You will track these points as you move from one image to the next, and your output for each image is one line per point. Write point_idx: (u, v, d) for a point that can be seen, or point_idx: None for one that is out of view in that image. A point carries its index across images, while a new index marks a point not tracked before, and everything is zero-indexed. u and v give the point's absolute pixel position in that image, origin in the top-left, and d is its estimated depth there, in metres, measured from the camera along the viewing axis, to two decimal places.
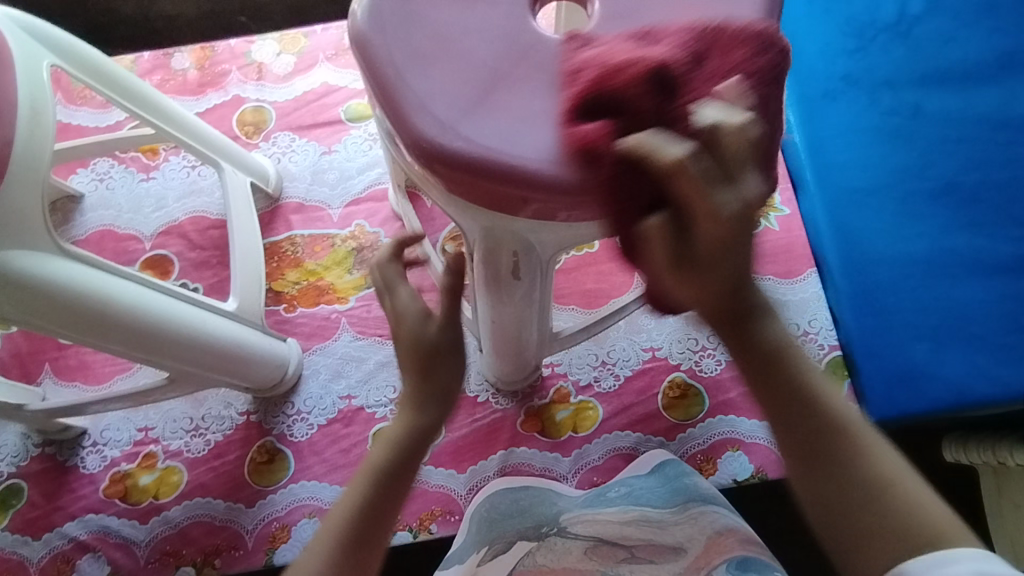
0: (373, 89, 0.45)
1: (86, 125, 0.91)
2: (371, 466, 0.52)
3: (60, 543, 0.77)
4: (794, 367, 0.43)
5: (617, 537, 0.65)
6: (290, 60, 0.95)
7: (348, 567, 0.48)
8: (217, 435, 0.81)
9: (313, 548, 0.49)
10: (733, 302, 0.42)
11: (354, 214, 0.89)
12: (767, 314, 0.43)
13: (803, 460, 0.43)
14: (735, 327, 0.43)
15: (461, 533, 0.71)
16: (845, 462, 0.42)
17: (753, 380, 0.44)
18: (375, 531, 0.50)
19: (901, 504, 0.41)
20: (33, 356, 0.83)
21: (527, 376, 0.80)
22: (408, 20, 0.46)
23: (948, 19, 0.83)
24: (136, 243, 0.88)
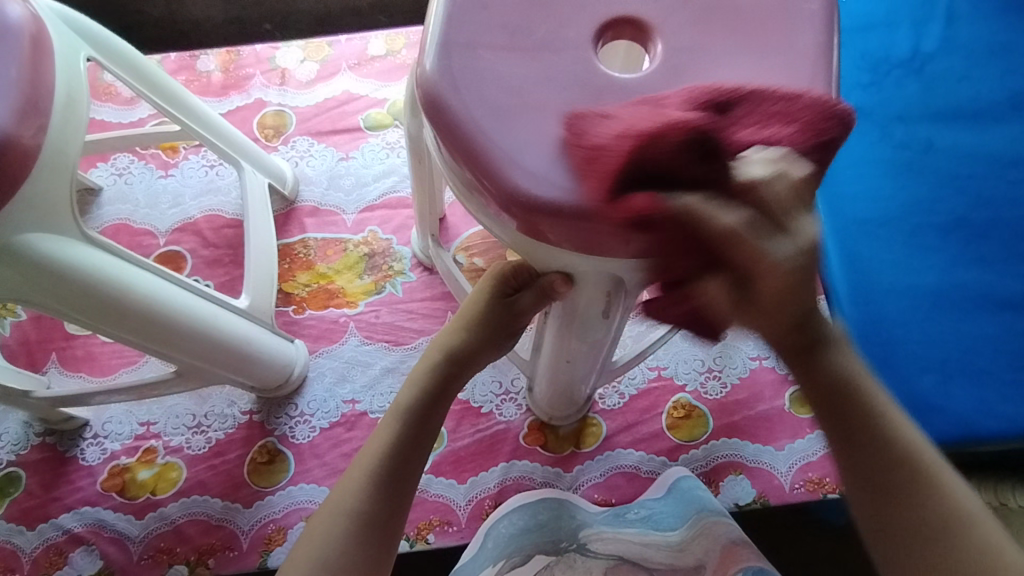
0: (447, 140, 0.42)
1: (110, 120, 0.93)
2: (398, 407, 0.56)
3: (54, 534, 0.76)
4: (861, 398, 0.45)
5: (635, 557, 0.74)
6: (314, 67, 0.97)
7: (382, 494, 0.51)
8: (218, 433, 0.81)
9: (343, 488, 0.51)
10: (800, 335, 0.43)
11: (367, 221, 0.90)
12: (835, 345, 0.45)
13: (871, 496, 0.45)
14: (809, 359, 0.45)
15: (472, 546, 0.74)
16: (913, 495, 0.44)
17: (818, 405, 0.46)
18: (405, 470, 0.53)
19: (971, 549, 0.42)
20: (41, 344, 0.83)
21: (579, 409, 0.80)
22: (474, 61, 0.44)
23: (960, 58, 0.85)
24: (151, 238, 0.88)
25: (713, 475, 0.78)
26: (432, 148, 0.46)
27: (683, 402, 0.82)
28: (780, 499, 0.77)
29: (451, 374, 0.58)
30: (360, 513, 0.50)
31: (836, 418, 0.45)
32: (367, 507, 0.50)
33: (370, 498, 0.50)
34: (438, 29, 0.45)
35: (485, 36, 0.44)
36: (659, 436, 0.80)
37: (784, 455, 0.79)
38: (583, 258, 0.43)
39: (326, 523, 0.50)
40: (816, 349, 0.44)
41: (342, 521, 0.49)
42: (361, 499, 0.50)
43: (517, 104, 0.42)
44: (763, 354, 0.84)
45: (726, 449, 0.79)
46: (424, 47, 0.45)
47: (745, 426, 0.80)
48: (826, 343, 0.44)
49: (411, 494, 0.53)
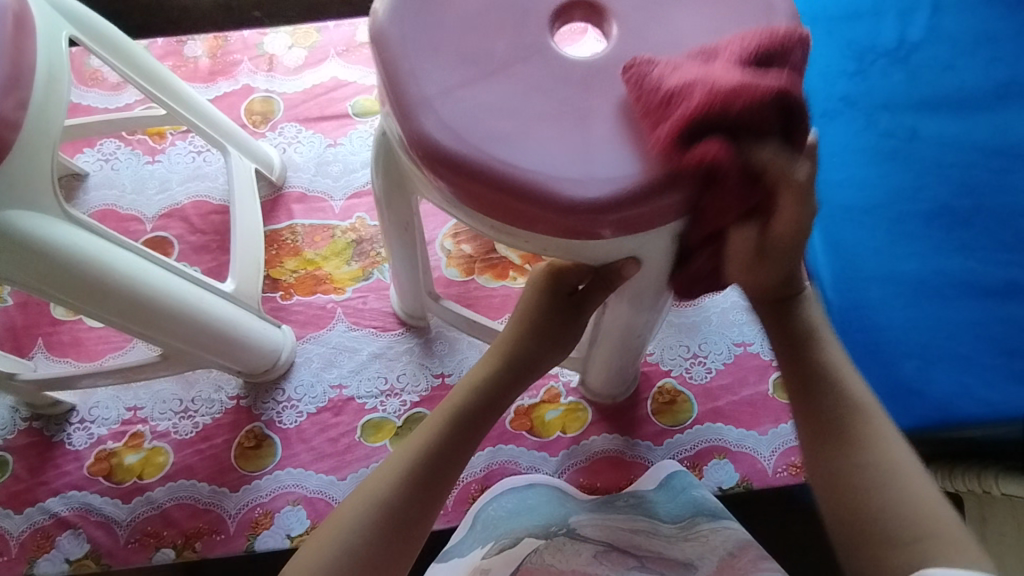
0: (466, 177, 0.45)
1: (96, 106, 0.92)
2: (444, 408, 0.56)
3: (41, 518, 0.76)
4: (817, 351, 0.55)
5: (628, 546, 0.68)
6: (302, 54, 0.97)
7: (416, 487, 0.51)
8: (205, 418, 0.81)
9: (379, 473, 0.52)
10: (777, 289, 0.54)
11: (355, 207, 0.90)
12: (805, 300, 0.56)
13: (821, 442, 0.52)
14: (776, 312, 0.56)
15: (462, 528, 0.69)
16: (856, 442, 0.51)
17: (783, 350, 0.56)
18: (443, 469, 0.53)
19: (901, 493, 0.47)
20: (27, 330, 0.83)
21: (626, 389, 0.81)
22: (451, 99, 0.46)
23: (946, 48, 0.85)
24: (138, 223, 0.88)
25: (696, 459, 0.79)
26: (437, 194, 0.49)
27: (669, 388, 0.82)
28: (763, 483, 0.78)
29: (503, 387, 0.57)
30: (385, 507, 0.50)
31: (799, 366, 0.55)
32: (395, 501, 0.51)
33: (403, 492, 0.51)
34: (408, 78, 0.46)
35: (457, 69, 0.47)
36: (644, 421, 0.81)
37: (767, 440, 0.79)
38: (636, 236, 0.47)
39: (350, 513, 0.50)
40: (785, 306, 0.56)
41: (367, 515, 0.50)
42: (390, 492, 0.51)
43: (506, 125, 0.45)
44: (747, 340, 0.84)
45: (710, 433, 0.80)
46: (398, 103, 0.46)
47: (729, 411, 0.81)
48: (798, 301, 0.56)
49: (441, 497, 0.52)
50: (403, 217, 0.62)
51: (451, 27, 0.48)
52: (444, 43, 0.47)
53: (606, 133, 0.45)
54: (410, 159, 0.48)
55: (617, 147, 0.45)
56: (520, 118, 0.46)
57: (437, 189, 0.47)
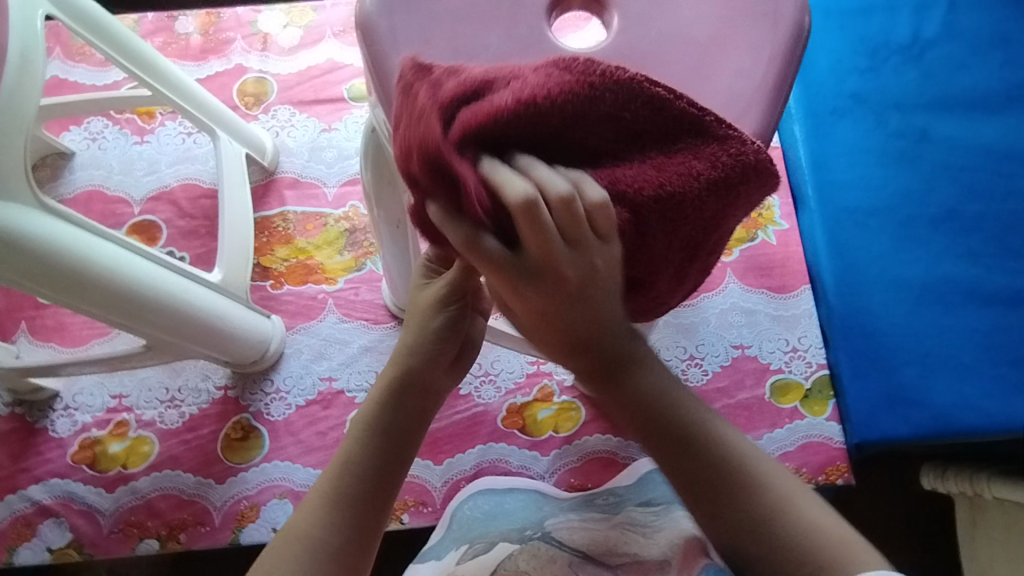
0: None
1: (83, 82, 0.89)
2: (362, 426, 0.49)
3: (22, 506, 0.75)
4: (682, 410, 0.45)
5: (604, 548, 0.60)
6: (297, 33, 0.94)
7: (343, 517, 0.45)
8: (191, 408, 0.79)
9: (299, 510, 0.46)
10: (582, 350, 0.43)
11: (349, 195, 0.87)
12: (643, 362, 0.45)
13: (701, 505, 0.44)
14: (603, 378, 0.45)
15: (439, 534, 0.67)
16: (734, 493, 0.43)
17: (634, 421, 0.45)
18: (371, 492, 0.46)
19: (793, 526, 0.42)
20: (9, 313, 0.81)
21: None
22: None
23: (961, 46, 0.83)
24: (125, 206, 0.86)
25: None
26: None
27: None
28: None
29: (417, 403, 0.50)
30: (314, 542, 0.44)
31: (621, 403, 0.45)
32: (322, 533, 0.44)
33: (326, 523, 0.45)
34: (398, 74, 0.44)
35: (450, 64, 0.44)
36: None
37: (762, 444, 0.78)
38: None
39: (277, 550, 0.44)
40: (618, 368, 0.44)
41: (295, 550, 0.44)
42: (315, 524, 0.45)
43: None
44: (745, 343, 0.83)
45: None
46: (387, 102, 0.44)
47: (725, 414, 0.80)
48: (633, 362, 0.44)
49: (380, 522, 0.46)
50: (396, 214, 0.60)
51: (443, 17, 0.45)
52: (436, 34, 0.44)
53: None
54: None
55: None
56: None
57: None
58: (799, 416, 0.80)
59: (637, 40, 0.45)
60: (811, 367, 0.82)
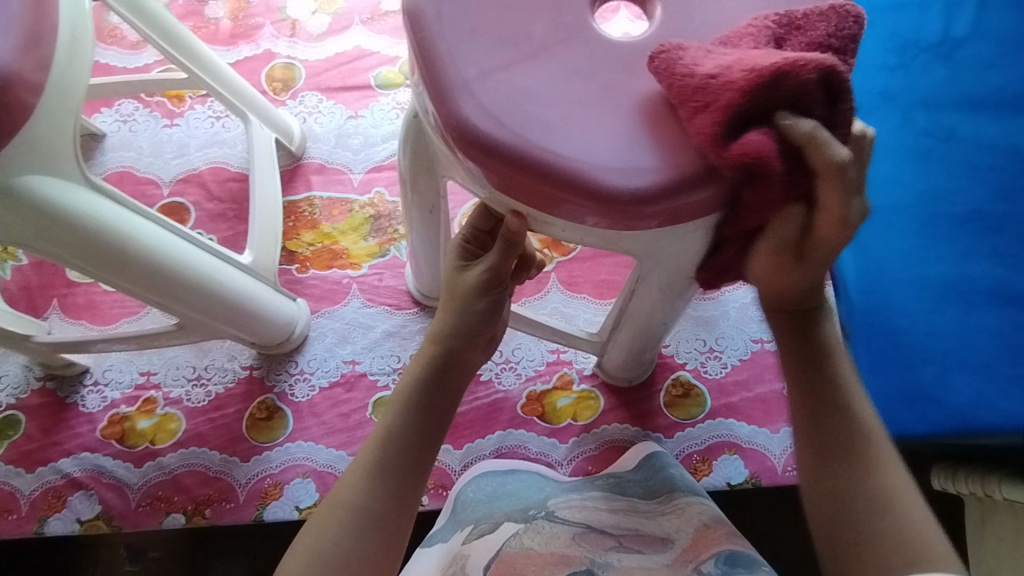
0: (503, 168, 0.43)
1: (115, 64, 0.91)
2: (402, 399, 0.51)
3: (53, 478, 0.77)
4: (835, 367, 0.54)
5: (606, 526, 0.61)
6: (325, 20, 0.95)
7: (386, 487, 0.47)
8: (218, 387, 0.81)
9: (343, 480, 0.49)
10: (803, 298, 0.53)
11: (374, 181, 0.89)
12: (826, 315, 0.56)
13: (819, 449, 0.52)
14: (797, 327, 0.55)
15: (443, 520, 0.67)
16: (854, 458, 0.50)
17: (796, 365, 0.55)
18: (411, 462, 0.49)
19: (892, 516, 0.48)
20: (41, 290, 0.83)
21: (639, 372, 0.80)
22: (493, 85, 0.44)
23: (990, 45, 0.82)
24: (154, 188, 0.87)
25: (706, 454, 0.79)
26: (470, 181, 0.47)
27: (682, 381, 0.82)
28: (772, 480, 0.78)
29: (449, 376, 0.52)
30: (359, 509, 0.46)
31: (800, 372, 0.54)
32: (366, 501, 0.47)
33: (370, 491, 0.47)
34: (446, 60, 0.45)
35: (496, 53, 0.45)
36: (656, 413, 0.80)
37: (779, 438, 0.79)
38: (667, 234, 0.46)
39: (325, 520, 0.46)
40: (810, 323, 0.54)
41: (340, 519, 0.46)
42: (360, 493, 0.47)
43: (551, 113, 0.44)
44: (764, 337, 0.83)
45: (721, 429, 0.80)
46: (434, 87, 0.45)
47: (743, 407, 0.80)
48: (822, 313, 0.55)
49: (418, 489, 0.49)
50: (429, 200, 0.61)
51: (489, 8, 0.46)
52: (481, 23, 0.45)
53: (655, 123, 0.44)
54: (443, 143, 0.46)
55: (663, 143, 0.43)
56: (563, 105, 0.44)
57: (466, 171, 0.46)
58: None
59: (678, 32, 0.46)
60: None
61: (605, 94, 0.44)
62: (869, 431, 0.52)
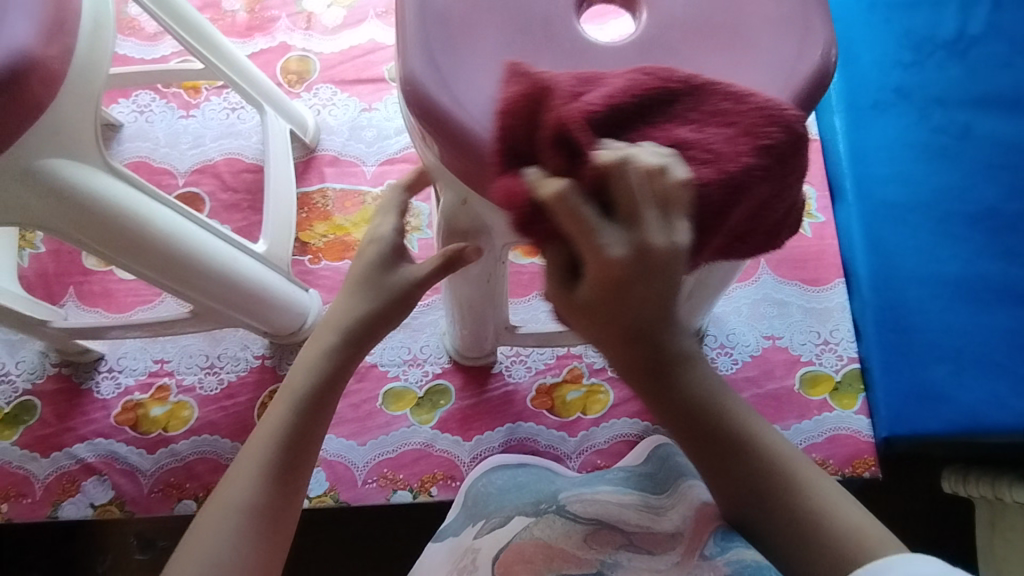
0: (452, 147, 0.44)
1: (133, 56, 0.91)
2: (292, 391, 0.50)
3: (67, 463, 0.78)
4: (721, 411, 0.42)
5: (616, 521, 0.60)
6: (340, 13, 0.95)
7: (271, 489, 0.46)
8: (230, 375, 0.82)
9: (232, 476, 0.47)
10: (649, 353, 0.40)
11: (387, 174, 0.89)
12: (693, 360, 0.41)
13: (743, 497, 0.43)
14: (658, 382, 0.41)
15: (456, 511, 0.68)
16: (782, 503, 0.42)
17: (678, 429, 0.42)
18: (296, 459, 0.48)
19: (832, 544, 0.41)
20: (59, 277, 0.84)
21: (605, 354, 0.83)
22: (475, 90, 0.44)
23: (1007, 43, 0.82)
24: (170, 178, 0.88)
25: None
26: (453, 186, 0.47)
27: None
28: None
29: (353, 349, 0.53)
30: (254, 509, 0.45)
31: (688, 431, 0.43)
32: (263, 500, 0.46)
33: (263, 492, 0.46)
34: (431, 64, 0.44)
35: (480, 57, 0.45)
36: None
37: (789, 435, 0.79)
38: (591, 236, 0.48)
39: (212, 523, 0.45)
40: (662, 366, 0.40)
41: (234, 520, 0.44)
42: (251, 493, 0.45)
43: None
44: (776, 334, 0.83)
45: None
46: (415, 96, 0.44)
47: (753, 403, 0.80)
48: (678, 364, 0.41)
49: (295, 494, 0.47)
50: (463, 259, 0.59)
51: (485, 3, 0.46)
52: (478, 23, 0.46)
53: None
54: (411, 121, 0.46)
55: None
56: None
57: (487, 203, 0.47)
58: (828, 409, 0.80)
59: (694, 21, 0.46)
60: (842, 360, 0.82)
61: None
62: (776, 454, 0.42)
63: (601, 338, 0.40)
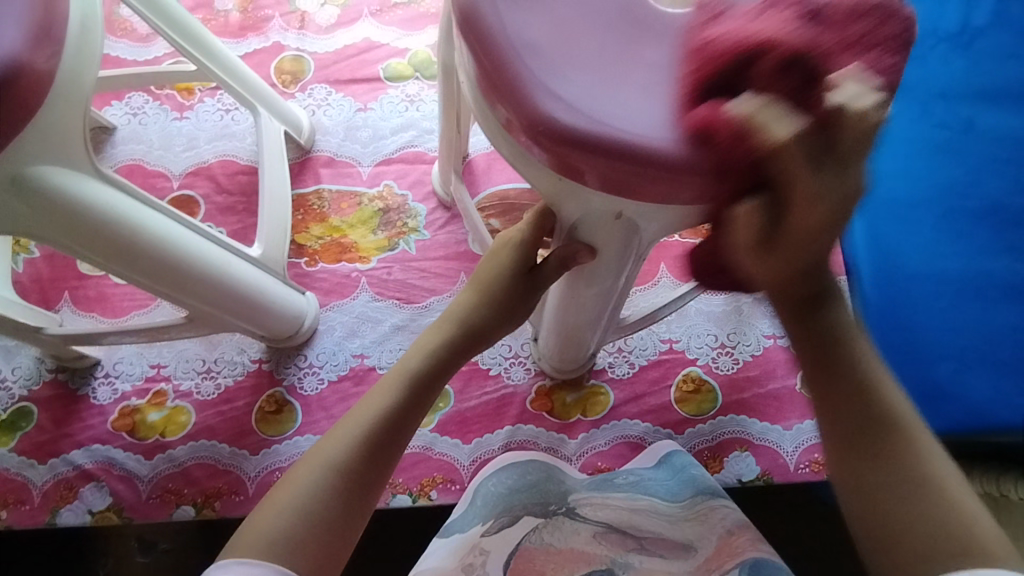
0: (487, 72, 0.39)
1: (125, 57, 0.90)
2: (405, 373, 0.52)
3: (65, 469, 0.78)
4: (850, 351, 0.45)
5: (627, 525, 0.61)
6: (334, 12, 0.94)
7: (373, 455, 0.47)
8: (228, 380, 0.81)
9: (333, 437, 0.48)
10: (802, 285, 0.44)
11: (383, 175, 0.88)
12: (836, 297, 0.46)
13: (849, 446, 0.44)
14: (807, 312, 0.46)
15: (463, 509, 0.65)
16: (887, 450, 0.42)
17: (807, 359, 0.46)
18: (398, 432, 0.49)
19: (933, 506, 0.40)
20: (54, 282, 0.83)
21: (580, 363, 0.79)
22: (519, 19, 0.39)
23: (1011, 37, 0.81)
24: (164, 180, 0.87)
25: (717, 451, 0.78)
26: (498, 137, 0.42)
27: (693, 376, 0.81)
28: (785, 478, 0.76)
29: (463, 347, 0.55)
30: (344, 468, 0.46)
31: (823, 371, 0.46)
32: (354, 464, 0.46)
33: (361, 454, 0.47)
34: None
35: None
36: (667, 408, 0.80)
37: (791, 435, 0.78)
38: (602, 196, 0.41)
39: (307, 474, 0.45)
40: (818, 302, 0.45)
41: (326, 477, 0.45)
42: (348, 454, 0.46)
43: (574, 68, 0.39)
44: (778, 333, 0.82)
45: (734, 425, 0.79)
46: (464, 19, 0.40)
47: (755, 404, 0.80)
48: (832, 297, 0.46)
49: (385, 471, 0.48)
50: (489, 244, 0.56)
51: None
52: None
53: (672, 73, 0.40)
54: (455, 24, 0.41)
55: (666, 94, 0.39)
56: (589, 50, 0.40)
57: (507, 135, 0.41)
58: None
59: None
60: None
61: (638, 61, 0.40)
62: (897, 411, 0.44)
63: (778, 277, 0.42)
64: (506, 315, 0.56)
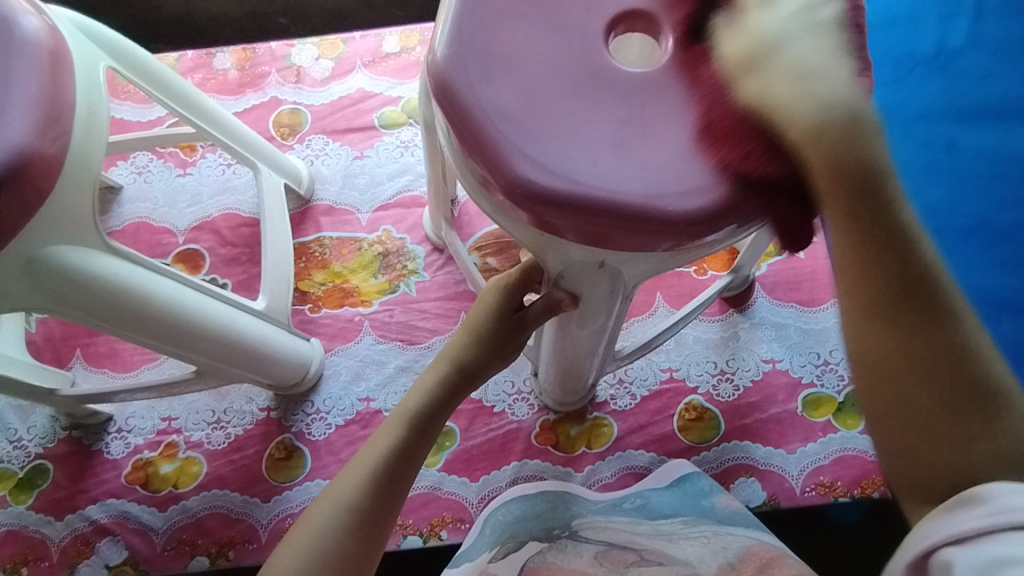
0: (467, 144, 0.42)
1: (129, 119, 0.94)
2: (405, 412, 0.56)
3: (81, 525, 0.79)
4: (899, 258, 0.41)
5: (627, 542, 0.71)
6: (328, 65, 0.97)
7: (380, 496, 0.53)
8: (237, 430, 0.83)
9: (345, 481, 0.53)
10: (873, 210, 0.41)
11: (382, 220, 0.91)
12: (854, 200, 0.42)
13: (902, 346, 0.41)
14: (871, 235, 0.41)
15: (473, 533, 0.75)
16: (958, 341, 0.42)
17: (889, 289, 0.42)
18: (401, 473, 0.54)
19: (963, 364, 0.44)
20: (66, 341, 0.86)
21: (583, 397, 0.81)
22: (495, 93, 0.42)
23: (987, 54, 0.82)
24: (170, 236, 0.90)
25: (723, 477, 0.79)
26: (477, 193, 0.44)
27: (695, 405, 0.82)
28: (792, 502, 0.77)
29: (457, 387, 0.57)
30: (354, 508, 0.52)
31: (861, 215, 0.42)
32: (365, 504, 0.52)
33: (369, 495, 0.52)
34: (459, 58, 0.43)
35: (510, 69, 0.43)
36: (670, 438, 0.81)
37: (795, 459, 0.79)
38: (583, 250, 0.43)
39: (321, 513, 0.51)
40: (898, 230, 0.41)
41: (338, 517, 0.51)
42: (359, 495, 0.52)
43: (547, 132, 0.41)
44: (776, 357, 0.83)
45: (738, 451, 0.79)
46: (443, 94, 0.42)
47: (757, 429, 0.80)
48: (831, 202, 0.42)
49: (392, 516, 0.53)
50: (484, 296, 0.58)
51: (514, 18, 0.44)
52: (509, 30, 0.44)
53: (650, 138, 0.41)
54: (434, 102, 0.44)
55: (640, 157, 0.41)
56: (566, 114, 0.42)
57: (488, 199, 0.43)
58: (832, 430, 0.79)
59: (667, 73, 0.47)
60: (843, 381, 0.82)
61: (611, 123, 0.42)
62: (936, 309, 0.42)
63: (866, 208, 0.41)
64: (499, 355, 0.57)
